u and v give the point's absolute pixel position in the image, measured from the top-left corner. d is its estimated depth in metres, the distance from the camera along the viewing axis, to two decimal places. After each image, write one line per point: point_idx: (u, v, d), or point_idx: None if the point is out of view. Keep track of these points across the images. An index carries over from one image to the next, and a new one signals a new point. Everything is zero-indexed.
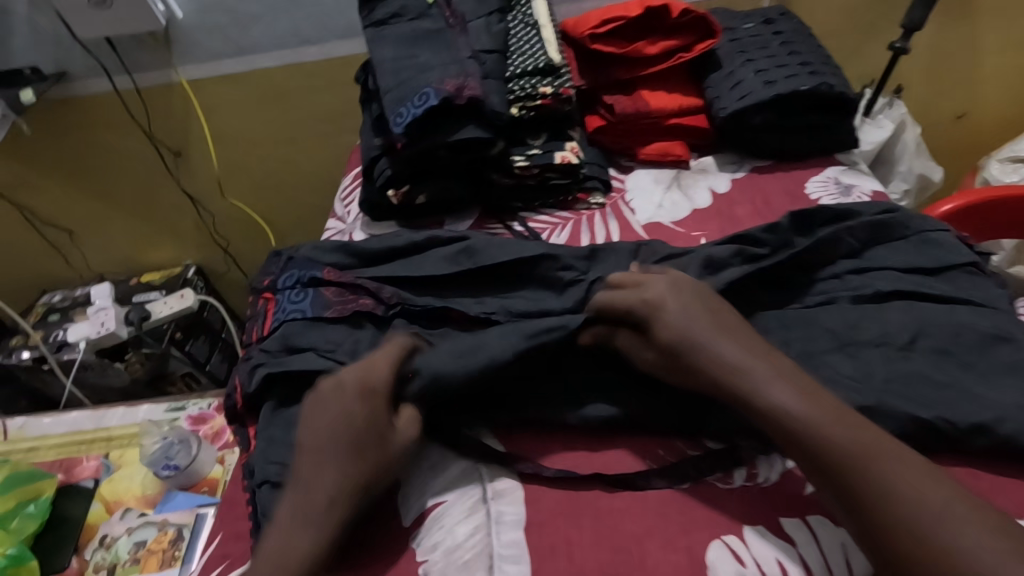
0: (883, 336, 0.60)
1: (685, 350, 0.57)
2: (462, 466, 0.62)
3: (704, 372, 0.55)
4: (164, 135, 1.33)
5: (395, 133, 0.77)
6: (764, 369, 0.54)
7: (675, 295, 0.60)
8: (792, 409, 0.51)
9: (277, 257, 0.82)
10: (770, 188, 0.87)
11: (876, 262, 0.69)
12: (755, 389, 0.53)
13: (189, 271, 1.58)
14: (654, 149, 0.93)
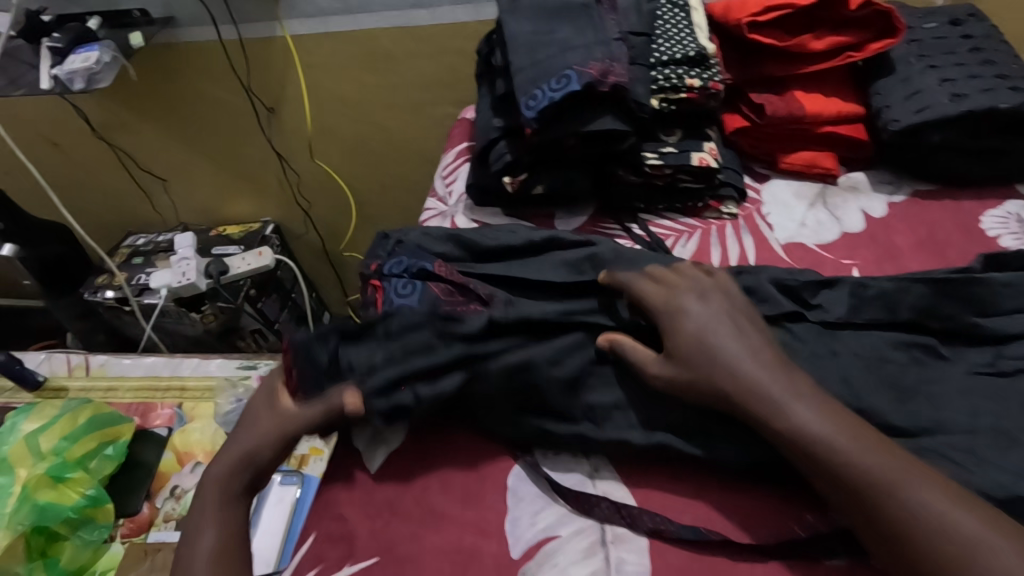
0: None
1: (706, 357, 0.53)
2: (577, 500, 0.56)
3: (720, 384, 0.52)
4: (261, 90, 1.30)
5: (525, 117, 0.70)
6: (776, 378, 0.51)
7: (702, 300, 0.57)
8: (810, 428, 0.48)
9: (384, 239, 0.76)
10: (935, 218, 0.76)
11: None
12: (778, 408, 0.50)
13: (267, 228, 1.57)
14: (799, 159, 0.82)
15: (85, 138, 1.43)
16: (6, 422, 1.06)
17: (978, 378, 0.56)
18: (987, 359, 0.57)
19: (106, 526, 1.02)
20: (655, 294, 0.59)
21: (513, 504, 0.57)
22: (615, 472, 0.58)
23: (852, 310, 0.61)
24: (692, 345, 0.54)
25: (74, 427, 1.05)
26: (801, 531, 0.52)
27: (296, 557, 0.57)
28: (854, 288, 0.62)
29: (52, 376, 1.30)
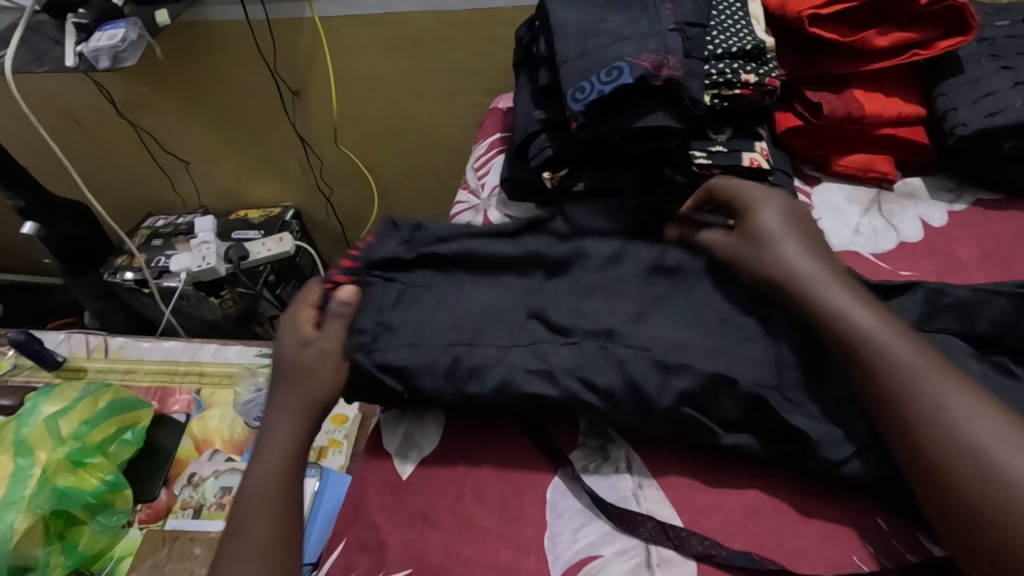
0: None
1: (765, 242, 0.58)
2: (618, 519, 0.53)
3: (776, 263, 0.56)
4: (286, 72, 1.27)
5: (572, 110, 0.67)
6: (842, 284, 0.54)
7: (780, 207, 0.61)
8: (856, 313, 0.51)
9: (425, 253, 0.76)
10: (999, 228, 0.72)
11: None
12: (826, 292, 0.53)
13: (287, 213, 1.55)
14: (854, 162, 0.78)
15: (108, 116, 1.41)
16: (27, 403, 1.05)
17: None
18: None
19: (124, 512, 1.01)
20: (737, 197, 0.64)
21: (553, 518, 0.54)
22: (661, 491, 0.55)
23: (924, 318, 0.58)
24: (763, 246, 0.58)
25: (94, 412, 1.04)
26: (862, 564, 0.49)
27: (327, 565, 0.55)
28: (928, 295, 0.59)
29: (71, 357, 1.30)
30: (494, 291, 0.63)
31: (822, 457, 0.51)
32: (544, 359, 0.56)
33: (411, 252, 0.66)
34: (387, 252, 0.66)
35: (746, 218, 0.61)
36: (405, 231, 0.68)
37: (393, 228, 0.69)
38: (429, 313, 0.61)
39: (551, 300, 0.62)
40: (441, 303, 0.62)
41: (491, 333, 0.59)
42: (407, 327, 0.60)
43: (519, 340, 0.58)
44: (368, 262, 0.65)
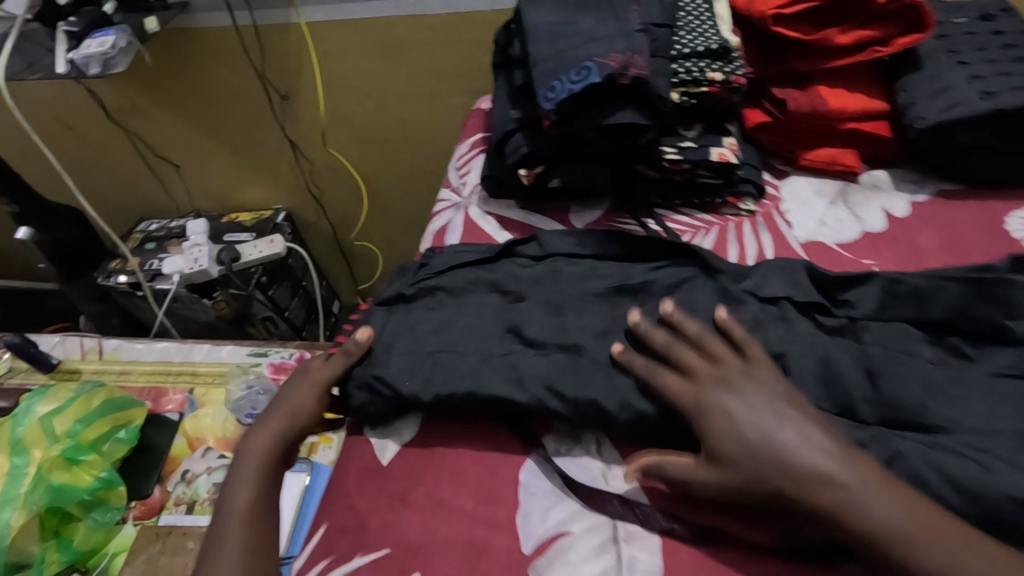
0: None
1: (758, 457, 0.48)
2: (586, 497, 0.55)
3: (783, 486, 0.47)
4: (275, 77, 1.30)
5: (544, 109, 0.69)
6: (824, 445, 0.48)
7: (737, 398, 0.51)
8: (895, 521, 0.44)
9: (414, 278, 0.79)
10: (958, 218, 0.75)
11: None
12: (853, 504, 0.45)
13: (279, 216, 1.57)
14: (820, 156, 0.81)
15: (100, 122, 1.43)
16: (22, 404, 1.07)
17: (1005, 381, 0.54)
18: (1014, 360, 0.56)
19: (118, 509, 1.03)
20: (685, 392, 0.54)
21: (524, 498, 0.56)
22: (627, 471, 0.57)
23: (883, 308, 0.61)
24: (731, 428, 0.50)
25: (88, 411, 1.06)
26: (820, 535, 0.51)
27: (307, 547, 0.58)
28: (886, 285, 0.62)
29: (66, 359, 1.32)
30: (476, 312, 0.67)
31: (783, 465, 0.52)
32: (516, 370, 0.60)
33: (413, 287, 0.72)
34: (392, 291, 0.73)
35: (711, 408, 0.52)
36: (412, 269, 0.75)
37: (401, 270, 0.75)
38: (417, 333, 0.65)
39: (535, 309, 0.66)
40: (429, 325, 0.66)
41: (468, 345, 0.63)
42: (396, 347, 0.65)
43: (496, 350, 0.62)
44: (378, 301, 0.72)
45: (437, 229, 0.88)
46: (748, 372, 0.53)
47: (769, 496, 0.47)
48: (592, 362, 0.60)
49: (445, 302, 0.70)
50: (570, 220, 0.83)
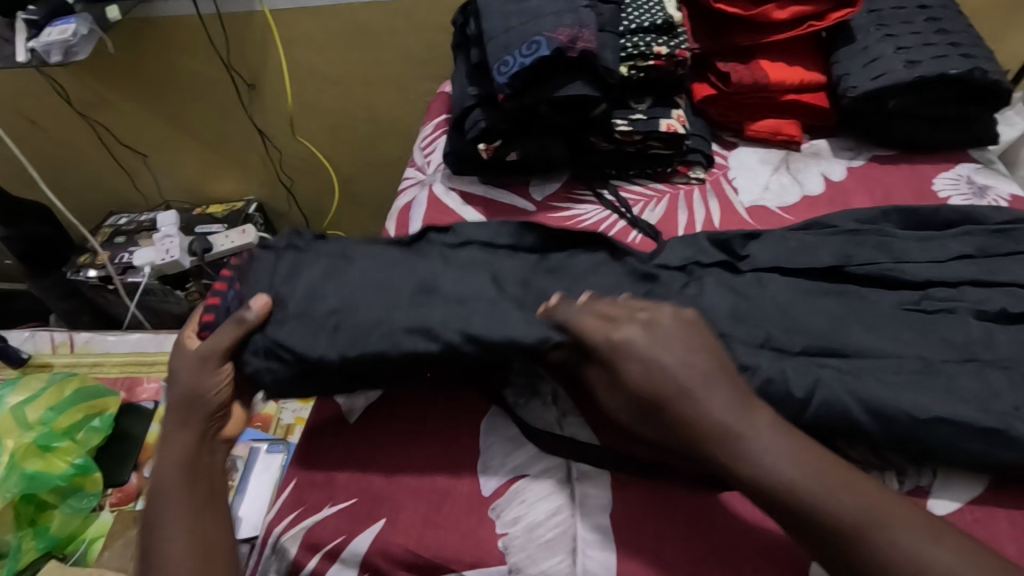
0: (1012, 360, 0.56)
1: (664, 397, 0.48)
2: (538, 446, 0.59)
3: (681, 426, 0.47)
4: (241, 66, 1.31)
5: (498, 83, 0.72)
6: (722, 395, 0.47)
7: (652, 339, 0.50)
8: (779, 469, 0.44)
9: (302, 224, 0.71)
10: (890, 180, 0.80)
11: (1000, 275, 0.64)
12: (746, 453, 0.45)
13: (250, 207, 1.57)
14: (764, 126, 0.85)
15: (64, 115, 1.42)
16: None
17: (909, 315, 0.60)
18: (912, 298, 0.62)
19: (95, 495, 1.02)
20: (598, 331, 0.53)
21: (484, 447, 0.60)
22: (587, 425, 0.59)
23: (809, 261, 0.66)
24: (641, 375, 0.49)
25: (60, 399, 1.06)
26: None
27: (278, 502, 0.60)
28: (793, 242, 0.68)
29: (36, 353, 1.31)
30: (380, 266, 0.65)
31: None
32: (424, 320, 0.58)
33: (313, 241, 0.69)
34: (288, 239, 0.69)
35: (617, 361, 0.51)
36: (308, 222, 0.71)
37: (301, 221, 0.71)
38: (312, 284, 0.63)
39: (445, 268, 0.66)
40: (329, 280, 0.63)
41: (370, 299, 0.61)
42: (293, 299, 0.61)
43: (406, 305, 0.60)
44: (267, 245, 0.68)
45: (402, 206, 0.90)
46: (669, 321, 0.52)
47: (672, 432, 0.48)
48: None
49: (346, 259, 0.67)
50: (530, 193, 0.86)
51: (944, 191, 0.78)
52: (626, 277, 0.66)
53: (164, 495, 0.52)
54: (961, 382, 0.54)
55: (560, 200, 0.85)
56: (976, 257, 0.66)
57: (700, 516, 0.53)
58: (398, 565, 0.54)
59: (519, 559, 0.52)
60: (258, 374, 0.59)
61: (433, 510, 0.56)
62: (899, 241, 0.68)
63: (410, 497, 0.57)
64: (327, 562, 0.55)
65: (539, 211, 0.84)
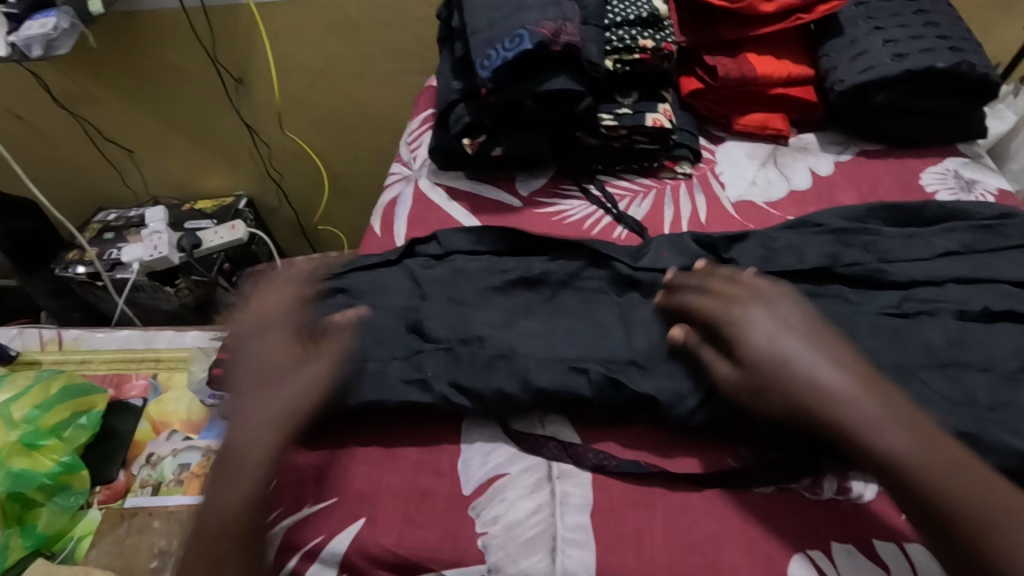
0: (989, 360, 0.56)
1: (778, 369, 0.50)
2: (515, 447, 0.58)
3: (799, 400, 0.49)
4: (227, 60, 1.29)
5: (481, 77, 0.72)
6: (847, 378, 0.49)
7: (768, 315, 0.53)
8: (901, 448, 0.46)
9: None
10: (878, 175, 0.79)
11: (985, 273, 0.63)
12: (868, 431, 0.47)
13: (240, 202, 1.56)
14: (752, 120, 0.85)
15: (50, 111, 1.40)
16: None
17: (887, 319, 0.60)
18: (896, 301, 0.62)
19: (82, 493, 1.02)
20: (718, 305, 0.56)
21: (466, 445, 0.59)
22: (573, 428, 0.59)
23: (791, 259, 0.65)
24: (756, 347, 0.52)
25: (47, 397, 1.05)
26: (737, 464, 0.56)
27: None
28: (778, 240, 0.68)
29: (24, 350, 1.30)
30: (373, 309, 0.68)
31: (677, 417, 0.57)
32: (420, 368, 0.61)
33: None
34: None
35: (732, 334, 0.54)
36: None
37: (295, 268, 0.74)
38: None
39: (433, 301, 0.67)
40: None
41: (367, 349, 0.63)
42: None
43: (399, 353, 0.63)
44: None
45: (387, 202, 0.89)
46: (783, 301, 0.55)
47: (789, 408, 0.49)
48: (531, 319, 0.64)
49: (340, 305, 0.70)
50: (516, 188, 0.85)
51: (931, 186, 0.77)
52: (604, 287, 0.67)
53: (231, 485, 0.51)
54: (935, 387, 0.54)
55: (545, 195, 0.84)
56: (961, 253, 0.66)
57: (680, 514, 0.53)
58: (377, 564, 0.54)
59: (498, 558, 0.52)
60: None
61: (412, 511, 0.56)
62: (885, 239, 0.67)
63: (389, 496, 0.57)
64: (306, 561, 0.55)
65: (525, 206, 0.83)
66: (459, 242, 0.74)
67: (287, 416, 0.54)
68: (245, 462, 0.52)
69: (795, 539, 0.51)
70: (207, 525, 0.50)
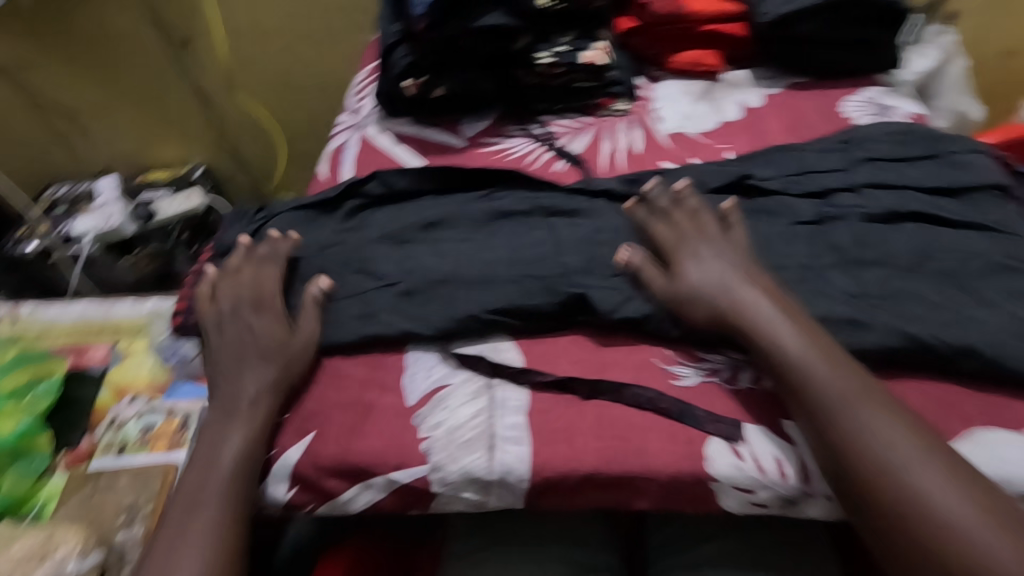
0: (890, 256, 0.61)
1: (701, 280, 0.59)
2: (451, 363, 0.61)
3: (713, 305, 0.57)
4: (173, 20, 1.29)
5: (416, 13, 0.77)
6: (754, 300, 0.56)
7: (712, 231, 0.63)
8: (797, 354, 0.52)
9: (244, 216, 0.76)
10: (803, 105, 0.83)
11: (896, 180, 0.67)
12: (768, 338, 0.54)
13: (196, 172, 1.53)
14: (686, 58, 0.88)
15: None
16: None
17: (802, 227, 0.65)
18: (814, 209, 0.66)
19: (44, 457, 0.98)
20: (668, 233, 0.64)
21: (411, 357, 0.62)
22: (514, 342, 0.62)
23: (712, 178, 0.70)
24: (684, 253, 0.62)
25: (5, 364, 1.05)
26: (663, 363, 0.59)
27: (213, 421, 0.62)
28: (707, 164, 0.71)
29: None
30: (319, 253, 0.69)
31: (604, 311, 0.61)
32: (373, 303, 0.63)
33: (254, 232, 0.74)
34: (234, 236, 0.74)
35: (676, 257, 0.62)
36: (250, 214, 0.76)
37: (238, 214, 0.76)
38: (259, 279, 0.66)
39: (375, 232, 0.70)
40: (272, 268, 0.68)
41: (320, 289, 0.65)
42: (250, 292, 0.65)
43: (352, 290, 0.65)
44: (220, 247, 0.73)
45: (334, 149, 0.90)
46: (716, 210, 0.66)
47: (707, 305, 0.58)
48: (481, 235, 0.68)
49: (283, 249, 0.69)
50: (461, 130, 0.86)
51: (852, 110, 0.82)
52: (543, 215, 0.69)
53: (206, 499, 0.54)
54: (835, 282, 0.60)
55: (488, 135, 0.85)
56: (879, 160, 0.70)
57: (609, 410, 0.56)
58: (324, 472, 0.57)
59: (440, 458, 0.56)
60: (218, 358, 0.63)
61: (360, 423, 0.58)
62: (806, 153, 0.71)
63: (334, 418, 0.59)
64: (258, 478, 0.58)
65: (470, 146, 0.84)
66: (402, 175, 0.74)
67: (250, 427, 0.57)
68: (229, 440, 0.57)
69: (716, 423, 0.54)
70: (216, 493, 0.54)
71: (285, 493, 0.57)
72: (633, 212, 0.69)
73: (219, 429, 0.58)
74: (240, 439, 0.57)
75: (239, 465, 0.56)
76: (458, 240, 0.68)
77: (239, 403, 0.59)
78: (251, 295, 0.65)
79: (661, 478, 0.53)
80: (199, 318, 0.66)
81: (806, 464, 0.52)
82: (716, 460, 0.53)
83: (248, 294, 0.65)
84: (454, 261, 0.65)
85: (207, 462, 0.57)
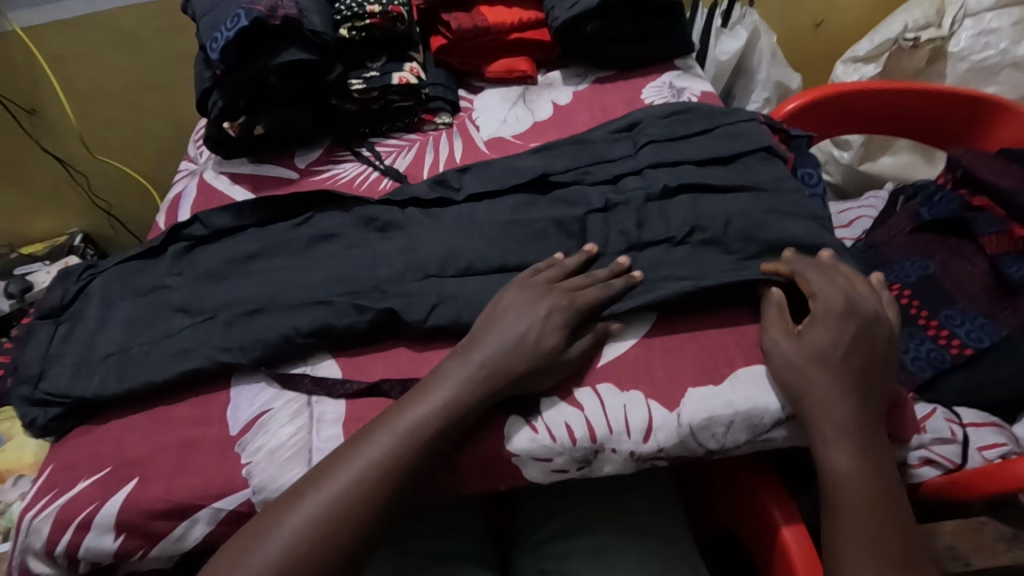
0: (667, 229, 0.67)
1: (815, 361, 0.56)
2: (272, 389, 0.63)
3: (806, 395, 0.55)
4: (13, 91, 1.27)
5: (212, 59, 0.78)
6: (846, 411, 0.54)
7: (856, 319, 0.58)
8: (852, 476, 0.52)
9: (72, 275, 0.75)
10: (608, 97, 0.90)
11: (676, 157, 0.74)
12: (826, 447, 0.53)
13: (75, 238, 1.49)
14: (500, 67, 0.94)
15: None
16: None
17: (592, 216, 0.69)
18: (603, 197, 0.71)
19: None
20: (830, 293, 0.59)
21: (236, 390, 0.63)
22: (335, 362, 0.64)
23: (513, 179, 0.74)
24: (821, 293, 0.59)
25: None
26: None
27: (36, 484, 0.61)
28: (509, 166, 0.76)
29: None
30: (139, 300, 0.69)
31: (412, 321, 0.63)
32: (188, 343, 0.64)
33: (75, 292, 0.72)
34: (54, 300, 0.72)
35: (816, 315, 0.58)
36: (75, 274, 0.74)
37: (64, 274, 0.75)
38: (80, 338, 0.67)
39: (197, 269, 0.72)
40: (93, 323, 0.68)
41: (140, 337, 0.66)
42: (69, 352, 0.66)
43: (169, 332, 0.65)
44: (39, 313, 0.71)
45: (173, 197, 0.90)
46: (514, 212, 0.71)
47: (800, 393, 0.55)
48: (302, 261, 0.70)
49: (101, 305, 0.69)
50: (295, 162, 0.88)
51: (649, 95, 0.89)
52: (358, 236, 0.72)
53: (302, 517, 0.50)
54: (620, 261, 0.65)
55: (320, 164, 0.88)
56: (662, 140, 0.76)
57: None
58: (149, 517, 0.57)
59: (261, 480, 0.58)
60: (38, 422, 0.63)
61: (184, 461, 0.59)
62: (596, 145, 0.77)
63: (155, 465, 0.59)
64: (81, 533, 0.57)
65: (302, 177, 0.86)
66: (222, 215, 0.75)
67: (396, 465, 0.52)
68: (368, 458, 0.52)
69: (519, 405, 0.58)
70: (322, 512, 0.50)
71: (112, 543, 0.57)
72: (445, 219, 0.72)
73: (376, 446, 0.53)
74: (376, 483, 0.52)
75: (359, 496, 0.51)
76: (278, 270, 0.70)
77: (415, 437, 0.53)
78: (522, 330, 0.57)
79: (468, 463, 0.57)
80: (15, 386, 0.65)
81: (593, 426, 0.56)
82: (514, 436, 0.57)
83: (522, 311, 0.59)
84: (271, 295, 0.67)
85: (343, 466, 0.52)
